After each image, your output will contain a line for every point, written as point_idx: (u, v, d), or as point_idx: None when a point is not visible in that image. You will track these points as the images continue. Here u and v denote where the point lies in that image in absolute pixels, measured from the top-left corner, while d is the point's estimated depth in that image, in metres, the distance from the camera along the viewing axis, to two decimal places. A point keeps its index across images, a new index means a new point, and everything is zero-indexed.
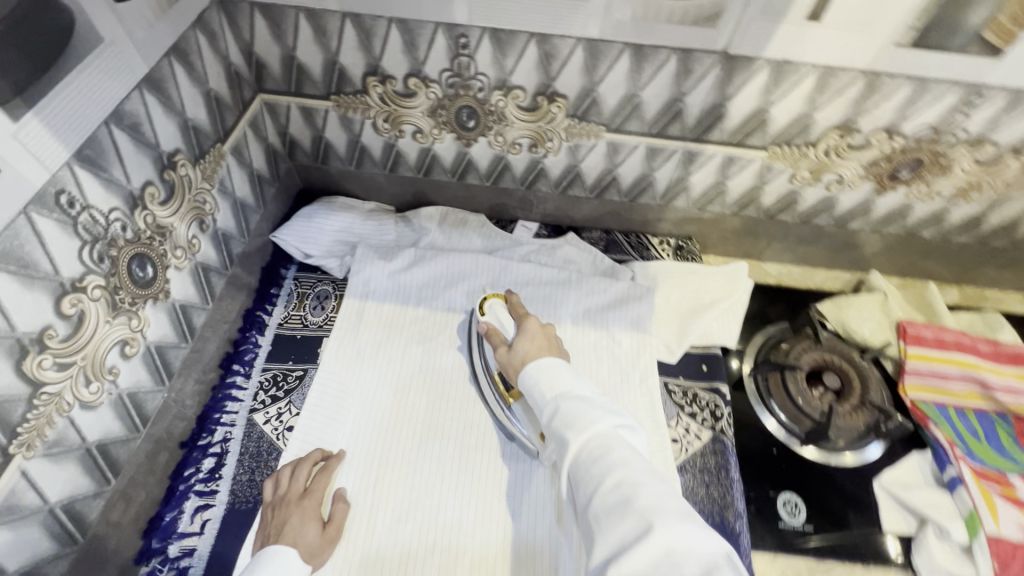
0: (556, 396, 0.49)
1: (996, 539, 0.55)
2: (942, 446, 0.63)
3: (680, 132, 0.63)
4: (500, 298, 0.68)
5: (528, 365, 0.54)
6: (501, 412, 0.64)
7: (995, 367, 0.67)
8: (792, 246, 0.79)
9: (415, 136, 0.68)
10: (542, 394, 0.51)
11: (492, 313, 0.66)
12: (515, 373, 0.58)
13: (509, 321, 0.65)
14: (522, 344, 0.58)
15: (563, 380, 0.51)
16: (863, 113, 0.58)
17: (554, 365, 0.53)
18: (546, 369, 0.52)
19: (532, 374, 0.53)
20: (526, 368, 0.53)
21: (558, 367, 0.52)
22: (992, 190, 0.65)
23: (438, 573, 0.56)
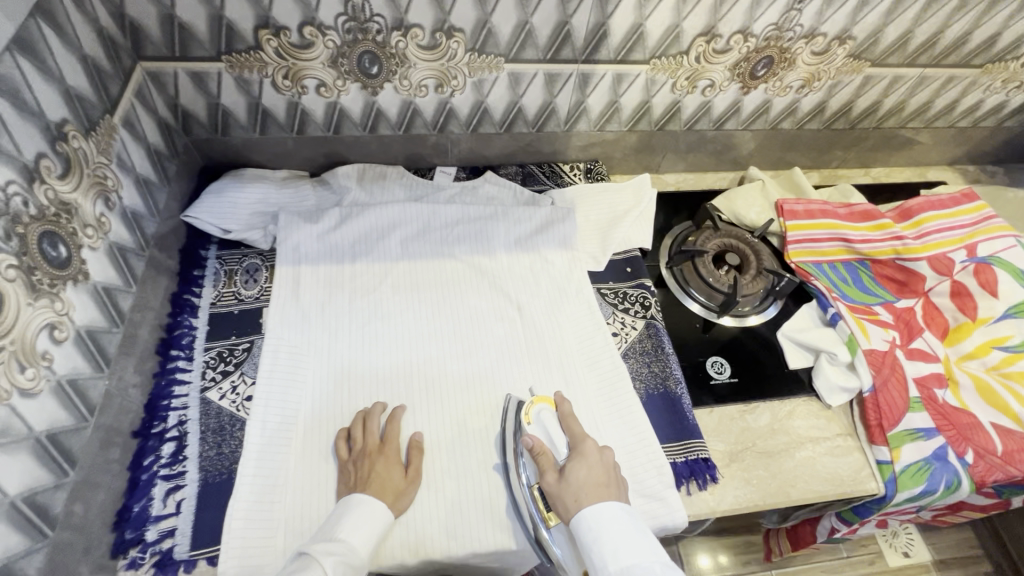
0: (618, 571, 0.47)
1: (869, 351, 0.69)
2: (823, 293, 0.76)
3: (572, 56, 0.68)
4: (549, 402, 0.63)
5: (586, 511, 0.51)
6: (538, 533, 0.55)
7: (852, 225, 0.82)
8: (683, 155, 0.89)
9: (319, 90, 0.68)
10: (600, 557, 0.48)
11: (540, 425, 0.62)
12: (568, 507, 0.53)
13: (560, 439, 0.60)
14: (578, 468, 0.55)
15: (625, 549, 0.48)
16: (721, 18, 0.67)
17: (616, 516, 0.51)
18: (605, 517, 0.50)
19: (592, 518, 0.50)
20: (587, 512, 0.51)
21: (619, 519, 0.50)
22: (828, 78, 0.78)
23: (428, 493, 0.59)
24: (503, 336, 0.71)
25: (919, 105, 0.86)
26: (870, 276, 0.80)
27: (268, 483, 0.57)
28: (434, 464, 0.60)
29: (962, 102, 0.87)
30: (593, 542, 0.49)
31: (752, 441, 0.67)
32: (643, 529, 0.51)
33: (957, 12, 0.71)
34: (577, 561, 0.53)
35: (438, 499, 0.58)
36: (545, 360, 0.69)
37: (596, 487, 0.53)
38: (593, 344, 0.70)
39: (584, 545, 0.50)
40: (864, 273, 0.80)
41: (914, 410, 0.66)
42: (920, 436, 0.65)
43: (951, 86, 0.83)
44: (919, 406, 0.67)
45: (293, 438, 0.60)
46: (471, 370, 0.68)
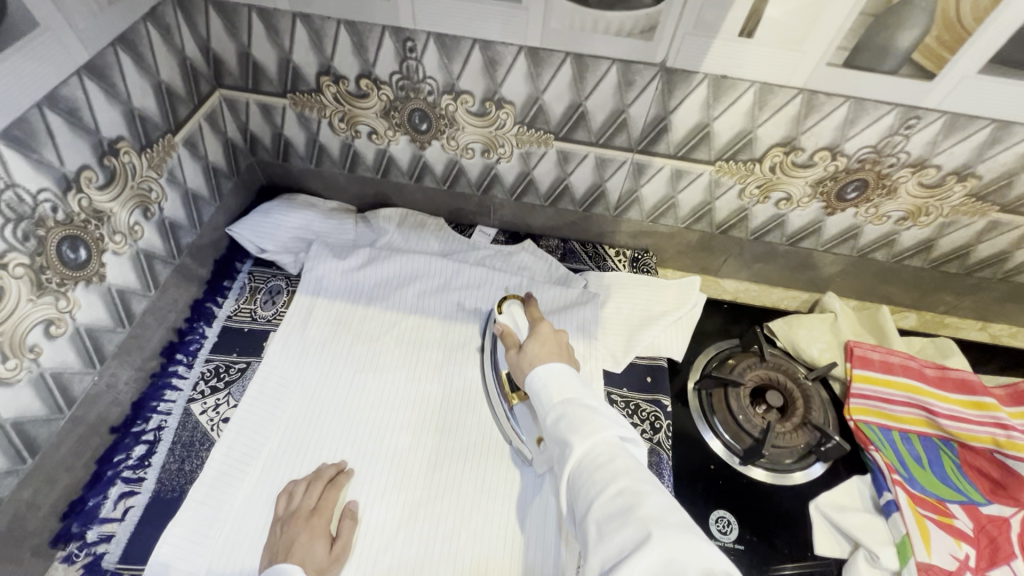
0: (561, 401, 0.49)
1: (928, 567, 0.54)
2: (881, 470, 0.62)
3: (627, 144, 0.64)
4: (518, 299, 0.68)
5: (537, 368, 0.53)
6: (503, 412, 0.64)
7: (940, 393, 0.67)
8: (748, 263, 0.79)
9: (371, 136, 0.69)
10: (547, 393, 0.50)
11: (509, 314, 0.66)
12: (522, 375, 0.57)
13: (524, 324, 0.65)
14: (534, 346, 0.58)
15: (570, 385, 0.50)
16: (805, 131, 0.58)
17: (564, 369, 0.52)
18: (554, 373, 0.52)
19: (542, 373, 0.52)
20: (537, 367, 0.53)
21: (566, 371, 0.52)
22: (939, 214, 0.65)
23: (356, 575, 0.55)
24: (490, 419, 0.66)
25: None
26: (955, 463, 0.64)
27: (210, 515, 0.57)
28: (374, 543, 0.57)
29: None
30: (542, 384, 0.51)
31: None
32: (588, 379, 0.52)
33: None
34: (532, 431, 0.61)
35: None
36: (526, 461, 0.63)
37: (548, 356, 0.56)
38: None
39: (533, 391, 0.52)
40: (947, 456, 0.65)
41: None
42: None
43: None
44: None
45: (249, 474, 0.60)
46: (446, 448, 0.64)
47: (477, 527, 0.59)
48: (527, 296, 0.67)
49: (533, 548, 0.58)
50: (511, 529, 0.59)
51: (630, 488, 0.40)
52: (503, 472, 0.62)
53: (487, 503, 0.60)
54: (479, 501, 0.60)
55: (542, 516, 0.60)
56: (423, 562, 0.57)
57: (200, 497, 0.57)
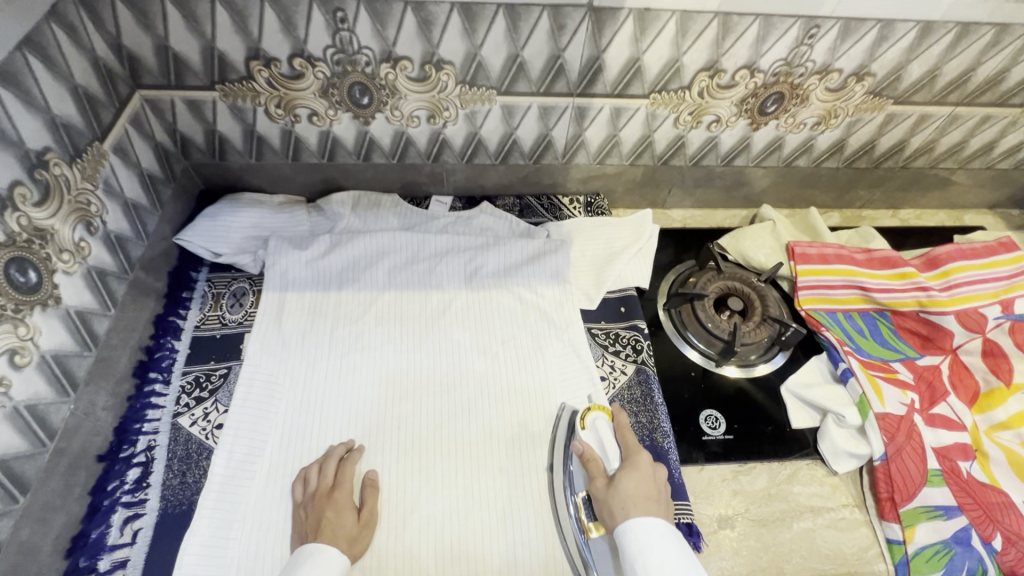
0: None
1: (882, 415, 0.63)
2: (834, 346, 0.70)
3: (566, 89, 0.66)
4: (605, 412, 0.63)
5: (634, 519, 0.51)
6: (573, 540, 0.57)
7: (870, 272, 0.76)
8: (691, 191, 0.85)
9: (312, 119, 0.68)
10: (646, 570, 0.47)
11: (593, 431, 0.62)
12: (610, 513, 0.54)
13: (613, 450, 0.61)
14: (628, 480, 0.56)
15: (670, 568, 0.47)
16: (724, 53, 0.63)
17: (661, 530, 0.50)
18: (647, 536, 0.50)
19: (635, 530, 0.50)
20: (631, 518, 0.51)
21: (664, 535, 0.50)
22: (846, 115, 0.73)
23: (388, 539, 0.57)
24: (483, 375, 0.68)
25: (952, 145, 0.79)
26: (891, 329, 0.74)
27: (227, 518, 0.56)
28: (398, 511, 0.58)
29: (1003, 142, 0.80)
30: (637, 550, 0.49)
31: (744, 506, 0.62)
32: (687, 550, 0.49)
33: (991, 47, 0.65)
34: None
35: (397, 549, 0.56)
36: (526, 404, 0.67)
37: (644, 499, 0.54)
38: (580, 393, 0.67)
39: (627, 554, 0.49)
40: (884, 324, 0.74)
41: (931, 485, 0.60)
42: (938, 515, 0.59)
43: (987, 126, 0.76)
44: (937, 480, 0.61)
45: (257, 471, 0.59)
46: (449, 408, 0.65)
47: (492, 475, 0.62)
48: (616, 412, 0.63)
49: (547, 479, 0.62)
50: (523, 469, 0.62)
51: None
52: (506, 419, 0.65)
53: (497, 451, 0.63)
54: (490, 450, 0.63)
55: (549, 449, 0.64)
56: (450, 516, 0.59)
57: (212, 505, 0.56)
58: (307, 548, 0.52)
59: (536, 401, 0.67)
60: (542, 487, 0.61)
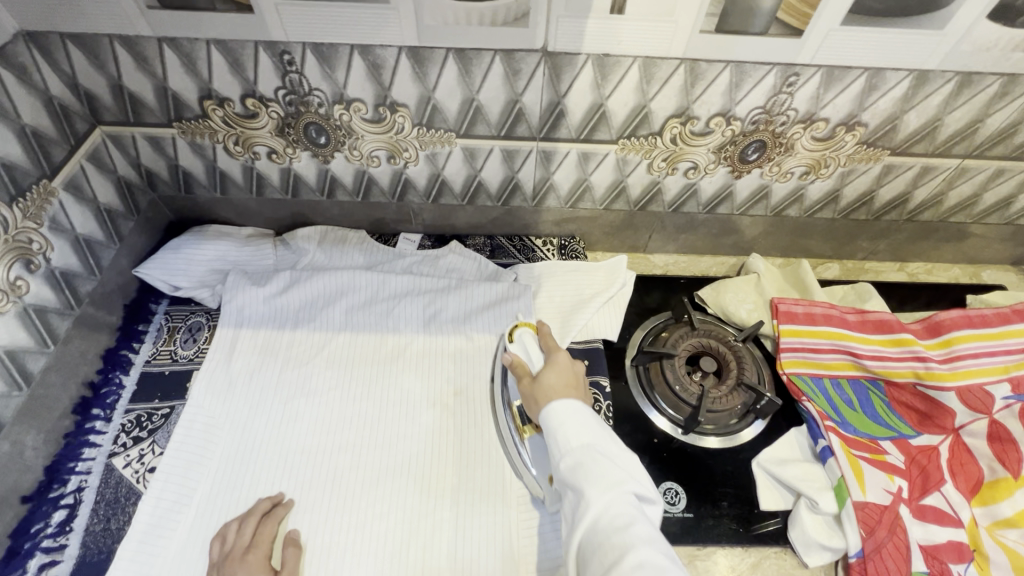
0: (575, 448, 0.48)
1: (862, 506, 0.56)
2: (815, 419, 0.64)
3: (528, 132, 0.63)
4: (530, 327, 0.66)
5: (554, 402, 0.52)
6: (513, 448, 0.61)
7: (862, 336, 0.69)
8: (673, 237, 0.80)
9: (271, 156, 0.67)
10: (563, 437, 0.49)
11: (520, 343, 0.64)
12: (536, 406, 0.56)
13: (538, 354, 0.63)
14: (549, 374, 0.57)
15: (584, 431, 0.49)
16: (695, 100, 0.59)
17: (578, 407, 0.52)
18: (565, 412, 0.51)
19: (554, 412, 0.52)
20: (552, 403, 0.52)
21: (579, 410, 0.51)
22: (838, 165, 0.67)
23: None
24: (429, 427, 0.65)
25: (963, 198, 0.72)
26: (884, 401, 0.67)
27: (143, 572, 0.54)
28: (321, 575, 0.55)
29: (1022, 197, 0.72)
30: (556, 424, 0.50)
31: None
32: (600, 418, 0.51)
33: (999, 98, 0.58)
34: (544, 468, 0.59)
35: None
36: (471, 461, 0.63)
37: (565, 389, 0.55)
38: None
39: (546, 429, 0.51)
40: (875, 395, 0.67)
41: None
42: None
43: (1002, 180, 0.69)
44: None
45: (181, 522, 0.57)
46: (388, 461, 0.62)
47: (426, 540, 0.58)
48: (540, 326, 0.66)
49: (484, 549, 0.57)
50: (459, 535, 0.58)
51: (650, 560, 0.39)
52: (448, 478, 0.61)
53: (434, 513, 0.59)
54: (426, 513, 0.59)
55: (490, 516, 0.59)
56: None
57: (130, 555, 0.54)
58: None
59: (483, 457, 0.63)
60: (477, 554, 0.57)
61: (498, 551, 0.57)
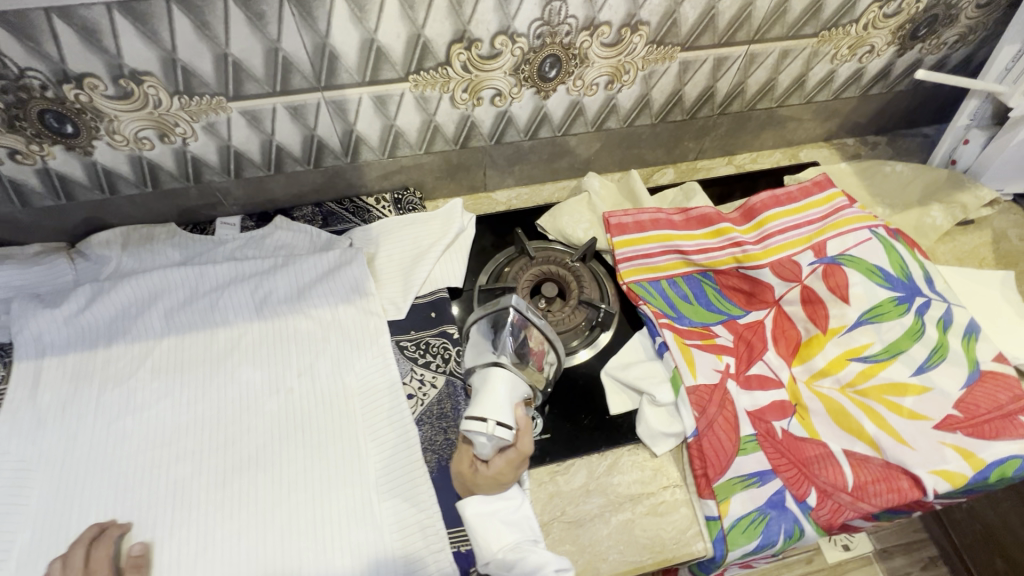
0: (504, 549, 0.53)
1: (694, 389, 0.61)
2: (651, 319, 0.67)
3: (306, 83, 0.58)
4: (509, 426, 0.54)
5: (475, 497, 0.55)
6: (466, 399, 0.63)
7: (687, 233, 0.72)
8: (508, 169, 0.79)
9: (15, 158, 0.58)
10: (488, 543, 0.53)
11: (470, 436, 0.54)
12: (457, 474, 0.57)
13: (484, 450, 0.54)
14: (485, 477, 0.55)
15: (506, 530, 0.54)
16: (469, 21, 0.56)
17: (496, 499, 0.56)
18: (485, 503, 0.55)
19: (477, 504, 0.55)
20: (471, 499, 0.55)
21: (497, 505, 0.55)
22: (637, 69, 0.67)
23: None
24: (274, 415, 0.61)
25: (762, 84, 0.75)
26: (715, 289, 0.71)
27: None
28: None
29: (812, 75, 0.76)
30: (477, 525, 0.54)
31: (562, 509, 0.59)
32: (520, 509, 0.56)
33: None
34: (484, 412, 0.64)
35: None
36: (324, 440, 0.60)
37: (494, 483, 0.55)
38: (381, 411, 0.62)
39: (472, 523, 0.54)
40: (708, 285, 0.71)
41: (744, 453, 0.59)
42: (752, 482, 0.58)
43: (790, 59, 0.72)
44: (751, 446, 0.59)
45: None
46: (234, 460, 0.59)
47: (283, 529, 0.56)
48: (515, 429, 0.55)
49: (345, 521, 0.56)
50: (320, 514, 0.56)
51: None
52: (300, 463, 0.59)
53: (290, 500, 0.57)
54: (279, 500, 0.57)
55: (349, 488, 0.58)
56: None
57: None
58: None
59: (335, 431, 0.61)
60: (339, 531, 0.56)
61: (361, 520, 0.56)
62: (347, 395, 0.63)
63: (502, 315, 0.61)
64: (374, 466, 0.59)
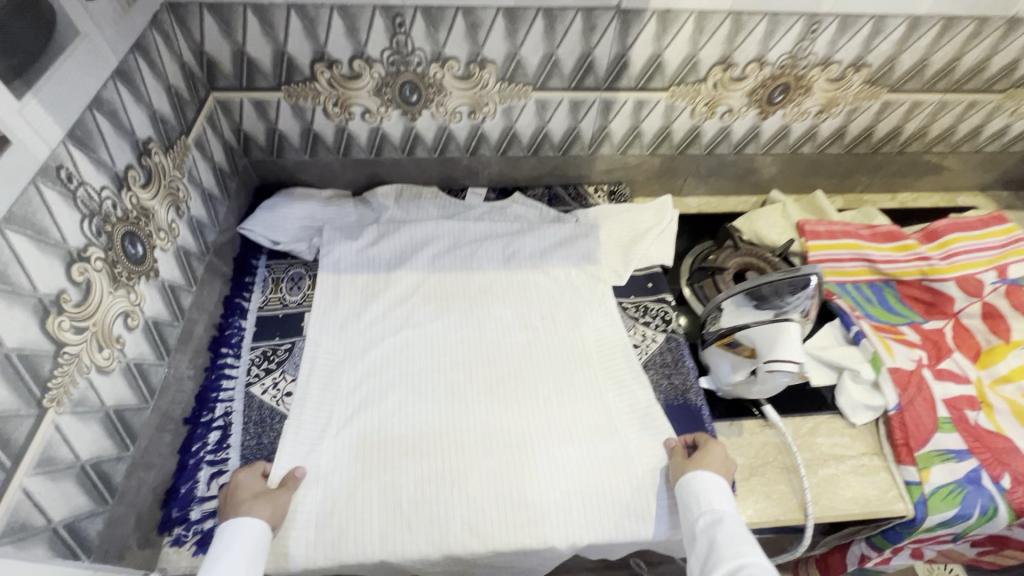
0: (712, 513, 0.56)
1: (894, 369, 0.69)
2: (845, 311, 0.76)
3: (595, 83, 0.74)
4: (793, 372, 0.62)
5: (703, 472, 0.58)
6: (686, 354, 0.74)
7: (874, 245, 0.83)
8: (705, 178, 0.92)
9: (364, 116, 0.75)
10: (704, 506, 0.56)
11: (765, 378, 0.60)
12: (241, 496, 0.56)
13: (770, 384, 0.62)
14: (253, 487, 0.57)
15: (718, 502, 0.56)
16: (736, 48, 0.71)
17: (710, 483, 0.58)
18: (710, 480, 0.58)
19: (708, 481, 0.58)
20: (699, 474, 0.58)
21: (714, 484, 0.58)
22: (846, 103, 0.80)
23: (452, 489, 0.60)
24: (525, 346, 0.73)
25: (944, 130, 0.87)
26: (896, 297, 0.80)
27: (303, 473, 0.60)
28: (459, 462, 0.62)
29: (989, 127, 0.87)
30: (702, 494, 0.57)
31: (773, 454, 0.67)
32: (728, 495, 0.58)
33: (973, 39, 0.73)
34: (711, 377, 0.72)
35: (459, 498, 0.60)
36: (568, 369, 0.71)
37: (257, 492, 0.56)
38: (615, 353, 0.73)
39: (694, 490, 0.57)
40: (890, 294, 0.81)
41: (942, 431, 0.66)
42: (950, 457, 0.65)
43: (975, 111, 0.84)
44: (948, 427, 0.67)
45: (327, 434, 0.63)
46: (497, 373, 0.70)
47: (543, 431, 0.65)
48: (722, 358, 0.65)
49: (595, 432, 0.66)
50: (573, 426, 0.66)
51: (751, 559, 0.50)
52: (553, 384, 0.70)
53: (547, 411, 0.67)
54: (635, 387, 0.69)
55: (594, 408, 0.68)
56: (506, 468, 0.62)
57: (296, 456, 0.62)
58: (223, 528, 0.53)
59: (576, 364, 0.72)
60: (592, 442, 0.65)
61: (609, 433, 0.65)
62: (585, 337, 0.74)
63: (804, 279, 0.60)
64: (613, 396, 0.69)
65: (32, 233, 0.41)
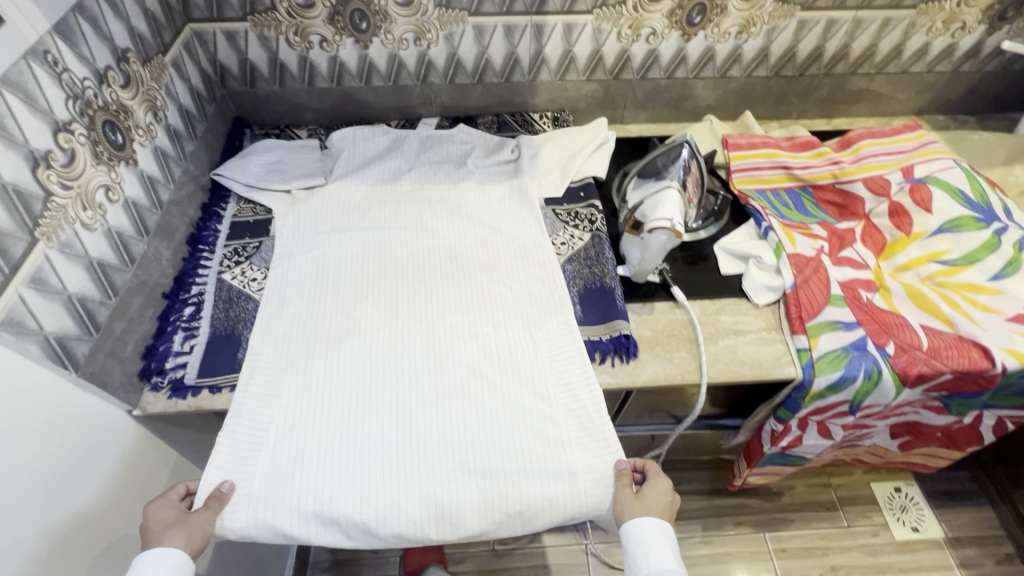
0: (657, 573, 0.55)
1: (795, 255, 0.76)
2: (758, 211, 0.84)
3: (524, 7, 0.82)
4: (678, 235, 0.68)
5: (644, 519, 0.57)
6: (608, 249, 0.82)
7: (793, 154, 0.89)
8: (643, 105, 1.00)
9: (322, 45, 0.85)
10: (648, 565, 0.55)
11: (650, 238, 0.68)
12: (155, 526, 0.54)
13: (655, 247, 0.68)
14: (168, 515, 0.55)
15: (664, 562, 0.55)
16: None
17: (655, 535, 0.56)
18: (653, 529, 0.57)
19: (649, 531, 0.56)
20: (640, 523, 0.57)
21: (658, 535, 0.56)
22: (763, 23, 0.87)
23: (390, 495, 0.58)
24: (482, 338, 0.69)
25: (864, 49, 0.93)
26: (812, 201, 0.87)
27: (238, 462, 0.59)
28: (397, 485, 0.59)
29: (908, 45, 0.92)
30: (643, 547, 0.56)
31: (679, 328, 0.75)
32: (673, 547, 0.57)
33: None
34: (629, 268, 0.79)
35: (396, 504, 0.58)
36: (522, 369, 0.67)
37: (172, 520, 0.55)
38: (569, 353, 0.68)
39: (638, 543, 0.56)
40: (806, 198, 0.88)
41: (834, 305, 0.72)
42: (839, 327, 0.71)
43: (890, 28, 0.89)
44: (840, 302, 0.73)
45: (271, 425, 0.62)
46: (451, 368, 0.66)
47: (490, 436, 0.62)
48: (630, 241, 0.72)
49: (542, 455, 0.61)
50: (519, 430, 0.62)
51: None
52: (506, 385, 0.65)
53: (495, 414, 0.63)
54: (586, 382, 0.65)
55: (543, 427, 0.63)
56: (446, 473, 0.60)
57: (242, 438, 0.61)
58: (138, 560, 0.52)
59: (530, 362, 0.67)
60: (537, 452, 0.61)
61: (555, 454, 0.61)
62: (545, 329, 0.70)
63: (677, 149, 0.74)
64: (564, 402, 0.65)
65: (24, 98, 0.52)
